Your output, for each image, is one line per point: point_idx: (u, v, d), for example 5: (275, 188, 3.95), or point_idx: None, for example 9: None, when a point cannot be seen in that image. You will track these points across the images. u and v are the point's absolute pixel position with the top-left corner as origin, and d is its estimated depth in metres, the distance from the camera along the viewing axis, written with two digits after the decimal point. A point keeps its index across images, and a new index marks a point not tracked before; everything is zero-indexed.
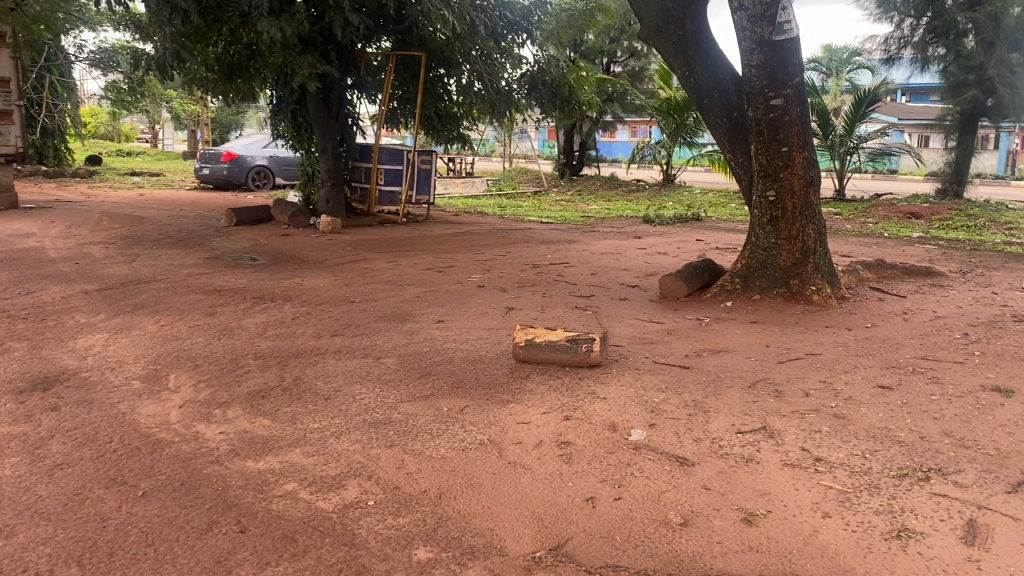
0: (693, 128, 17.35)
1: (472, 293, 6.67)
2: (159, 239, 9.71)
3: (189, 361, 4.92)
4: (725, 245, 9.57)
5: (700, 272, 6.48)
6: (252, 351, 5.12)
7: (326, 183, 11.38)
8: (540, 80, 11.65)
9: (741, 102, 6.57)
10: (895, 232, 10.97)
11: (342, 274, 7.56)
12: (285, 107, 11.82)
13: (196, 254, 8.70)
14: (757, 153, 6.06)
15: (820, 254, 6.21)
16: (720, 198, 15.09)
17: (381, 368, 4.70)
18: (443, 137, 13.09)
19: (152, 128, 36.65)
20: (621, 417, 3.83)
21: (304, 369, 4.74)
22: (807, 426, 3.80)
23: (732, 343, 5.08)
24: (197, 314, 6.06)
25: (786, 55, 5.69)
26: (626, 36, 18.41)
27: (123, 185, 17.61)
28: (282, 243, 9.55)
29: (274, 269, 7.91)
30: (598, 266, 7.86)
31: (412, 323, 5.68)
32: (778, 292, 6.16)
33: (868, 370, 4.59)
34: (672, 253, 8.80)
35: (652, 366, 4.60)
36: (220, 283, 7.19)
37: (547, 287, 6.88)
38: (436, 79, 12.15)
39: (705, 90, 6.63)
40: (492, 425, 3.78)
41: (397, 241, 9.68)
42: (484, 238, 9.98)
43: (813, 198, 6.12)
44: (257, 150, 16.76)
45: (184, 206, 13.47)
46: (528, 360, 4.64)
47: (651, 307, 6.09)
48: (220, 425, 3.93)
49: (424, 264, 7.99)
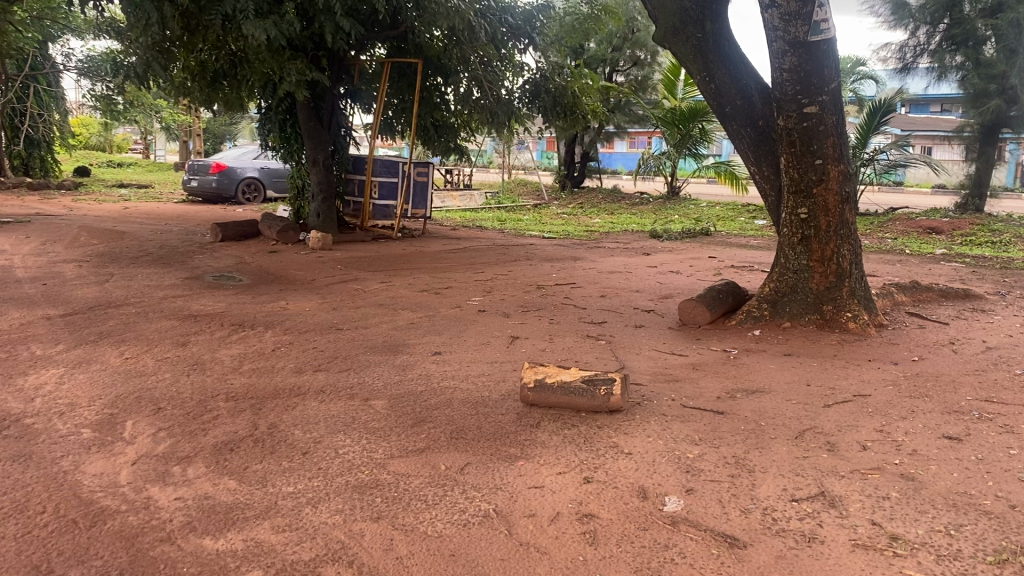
0: (698, 140, 16.80)
1: (472, 319, 6.08)
2: (138, 257, 9.10)
3: (149, 403, 4.31)
4: (740, 263, 8.99)
5: (723, 296, 5.91)
6: (225, 391, 4.52)
7: (317, 197, 10.77)
8: (542, 88, 11.08)
9: (767, 111, 5.99)
10: (916, 249, 10.41)
11: (331, 297, 6.96)
12: (274, 117, 11.24)
13: (175, 274, 8.10)
14: (788, 166, 5.49)
15: (856, 277, 5.65)
16: (728, 211, 14.54)
17: (369, 412, 4.11)
18: (439, 148, 12.51)
19: (144, 139, 36.09)
20: (650, 481, 3.24)
21: (281, 414, 4.14)
22: (871, 491, 3.20)
23: (767, 382, 4.51)
24: (168, 345, 5.45)
25: (822, 57, 5.13)
26: (629, 45, 17.90)
27: (109, 198, 16.99)
28: (269, 261, 8.95)
29: (257, 291, 7.31)
30: (607, 288, 7.27)
31: (406, 355, 5.09)
32: (810, 319, 5.61)
33: (928, 415, 4.00)
34: (685, 272, 8.21)
35: (679, 412, 4.01)
36: (197, 307, 6.59)
37: (554, 311, 6.29)
38: (433, 88, 11.57)
39: (727, 97, 6.06)
40: (500, 491, 3.18)
41: (392, 258, 9.08)
42: (483, 255, 9.40)
43: (849, 216, 5.55)
44: (246, 161, 16.18)
45: (168, 220, 12.87)
46: (538, 405, 4.04)
47: (672, 336, 5.50)
48: (177, 488, 3.32)
49: (419, 284, 7.40)
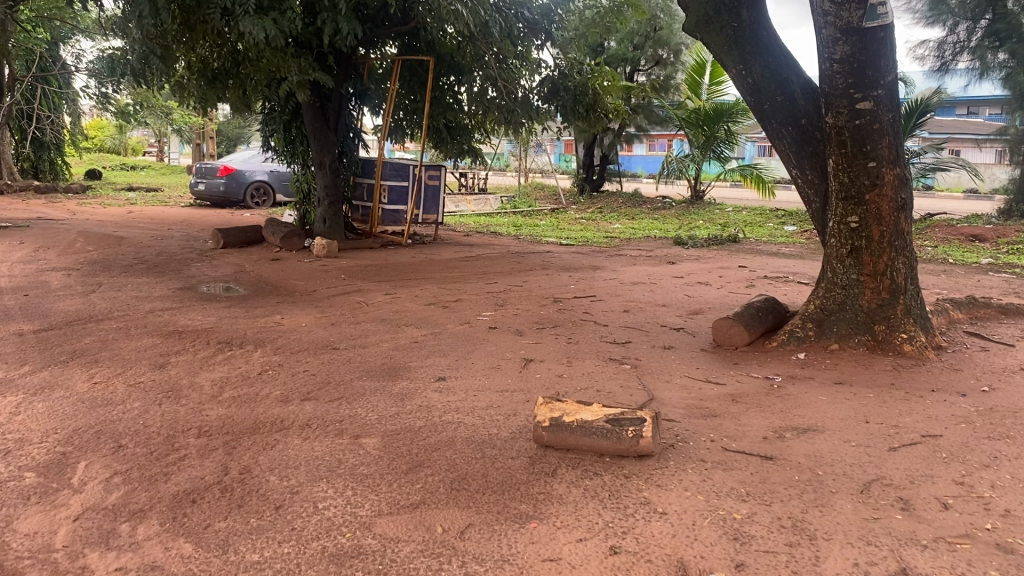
0: (723, 141, 16.20)
1: (482, 337, 5.51)
2: (132, 265, 8.61)
3: (109, 440, 3.76)
4: (773, 273, 8.38)
5: (763, 314, 5.31)
6: (197, 425, 3.97)
7: (323, 202, 10.23)
8: (560, 87, 10.49)
9: (811, 109, 5.40)
10: (960, 257, 9.74)
11: (330, 310, 6.42)
12: (278, 118, 10.71)
13: (167, 284, 7.59)
14: (837, 169, 4.90)
15: (912, 294, 5.05)
16: (756, 216, 13.92)
17: (359, 453, 3.54)
18: (453, 150, 11.95)
19: (159, 142, 35.85)
20: (691, 553, 2.66)
21: (257, 454, 3.59)
22: (966, 568, 2.59)
23: (820, 419, 3.92)
24: (144, 367, 4.91)
25: (878, 46, 4.52)
26: (651, 43, 17.31)
27: (115, 202, 16.56)
28: (269, 269, 8.42)
29: (252, 303, 6.77)
30: (630, 302, 6.68)
31: (406, 381, 4.53)
32: (860, 341, 5.03)
33: (1015, 463, 3.38)
34: (714, 284, 7.62)
35: (719, 458, 3.42)
36: (184, 322, 6.06)
37: (573, 328, 5.71)
38: (445, 88, 11.01)
39: (766, 92, 5.48)
40: (507, 564, 2.61)
41: (399, 267, 8.53)
42: (498, 264, 8.84)
43: (905, 224, 4.95)
44: (255, 164, 15.72)
45: (171, 225, 12.41)
46: (554, 447, 3.47)
47: (705, 359, 4.91)
48: (121, 554, 2.76)
49: (426, 296, 6.84)
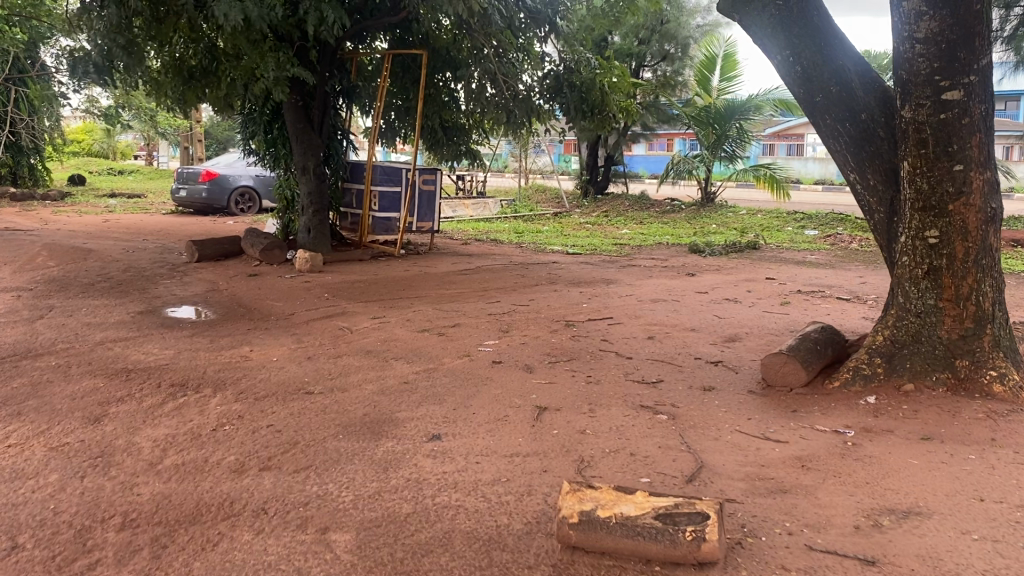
0: (734, 139, 15.43)
1: (486, 375, 4.64)
2: (94, 283, 7.73)
3: (0, 537, 2.88)
4: (808, 288, 7.51)
5: (822, 346, 4.43)
6: (123, 511, 3.08)
7: (307, 210, 9.34)
8: (564, 82, 9.49)
9: (871, 101, 4.58)
10: (1006, 265, 8.88)
11: (308, 340, 5.56)
12: (258, 118, 9.82)
13: (127, 307, 6.70)
14: (914, 172, 4.05)
15: (1001, 323, 4.18)
16: (773, 220, 13.08)
17: (324, 558, 2.67)
18: (449, 152, 11.07)
19: (148, 147, 34.82)
20: None
21: (189, 560, 2.72)
22: None
23: (920, 498, 3.06)
24: (75, 421, 4.04)
25: (972, 23, 3.73)
26: (657, 37, 16.44)
27: (93, 209, 15.64)
28: (245, 287, 7.55)
29: (220, 331, 5.91)
30: (653, 325, 5.83)
31: (390, 441, 3.66)
32: (938, 380, 4.15)
33: None
34: (744, 301, 6.77)
35: (806, 565, 2.55)
36: (136, 357, 5.19)
37: (592, 362, 4.85)
38: (441, 85, 10.13)
39: (817, 82, 4.65)
40: None
41: (390, 283, 7.66)
42: (500, 279, 7.98)
43: (994, 239, 4.09)
44: (240, 169, 14.84)
45: (147, 235, 11.53)
46: (585, 551, 2.61)
47: (756, 408, 4.05)
48: None
49: (419, 321, 5.98)
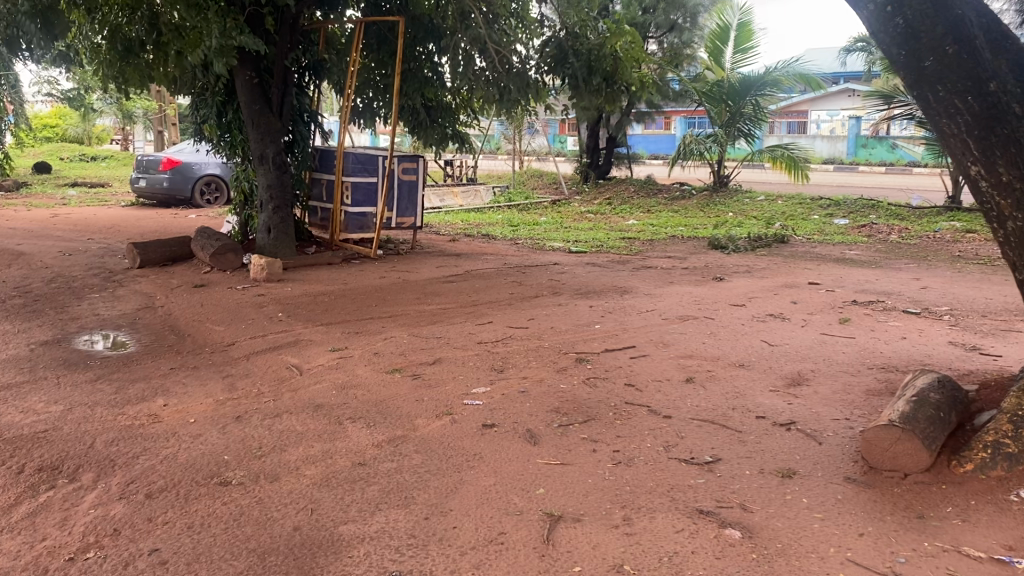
0: (751, 120, 14.19)
1: (471, 449, 3.36)
2: (5, 300, 6.41)
3: None
4: (863, 296, 6.25)
5: (944, 413, 3.14)
6: None
7: (266, 206, 8.01)
8: (567, 50, 7.92)
9: (1000, 67, 3.31)
10: None
11: (243, 387, 4.27)
12: (209, 99, 8.44)
13: (31, 335, 5.39)
14: None
15: None
16: (796, 207, 11.83)
17: None
18: (433, 137, 9.69)
19: (125, 130, 33.31)
20: None
21: None
22: None
23: None
24: None
25: None
26: (665, 4, 15.07)
27: (47, 202, 14.26)
28: (187, 304, 6.25)
29: (137, 371, 4.61)
30: (688, 358, 4.56)
31: None
32: None
33: None
34: (794, 318, 5.51)
35: None
36: (10, 418, 3.89)
37: (616, 424, 3.58)
38: (422, 58, 8.77)
39: (927, 40, 3.37)
40: None
41: (361, 296, 6.37)
42: (494, 287, 6.69)
43: None
44: (203, 155, 13.50)
45: (94, 233, 10.17)
46: None
47: (865, 514, 2.78)
48: None
49: (390, 356, 4.69)
